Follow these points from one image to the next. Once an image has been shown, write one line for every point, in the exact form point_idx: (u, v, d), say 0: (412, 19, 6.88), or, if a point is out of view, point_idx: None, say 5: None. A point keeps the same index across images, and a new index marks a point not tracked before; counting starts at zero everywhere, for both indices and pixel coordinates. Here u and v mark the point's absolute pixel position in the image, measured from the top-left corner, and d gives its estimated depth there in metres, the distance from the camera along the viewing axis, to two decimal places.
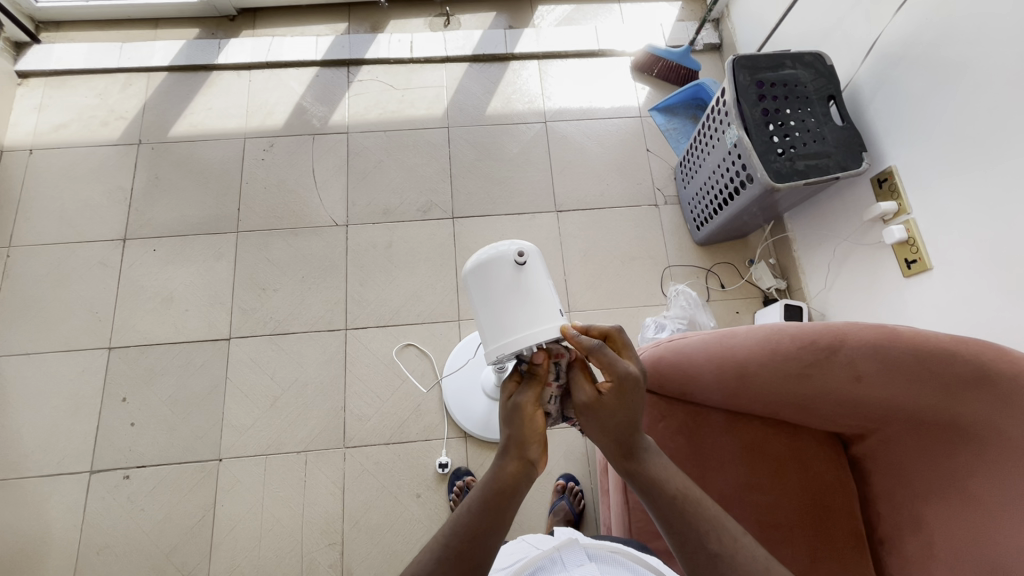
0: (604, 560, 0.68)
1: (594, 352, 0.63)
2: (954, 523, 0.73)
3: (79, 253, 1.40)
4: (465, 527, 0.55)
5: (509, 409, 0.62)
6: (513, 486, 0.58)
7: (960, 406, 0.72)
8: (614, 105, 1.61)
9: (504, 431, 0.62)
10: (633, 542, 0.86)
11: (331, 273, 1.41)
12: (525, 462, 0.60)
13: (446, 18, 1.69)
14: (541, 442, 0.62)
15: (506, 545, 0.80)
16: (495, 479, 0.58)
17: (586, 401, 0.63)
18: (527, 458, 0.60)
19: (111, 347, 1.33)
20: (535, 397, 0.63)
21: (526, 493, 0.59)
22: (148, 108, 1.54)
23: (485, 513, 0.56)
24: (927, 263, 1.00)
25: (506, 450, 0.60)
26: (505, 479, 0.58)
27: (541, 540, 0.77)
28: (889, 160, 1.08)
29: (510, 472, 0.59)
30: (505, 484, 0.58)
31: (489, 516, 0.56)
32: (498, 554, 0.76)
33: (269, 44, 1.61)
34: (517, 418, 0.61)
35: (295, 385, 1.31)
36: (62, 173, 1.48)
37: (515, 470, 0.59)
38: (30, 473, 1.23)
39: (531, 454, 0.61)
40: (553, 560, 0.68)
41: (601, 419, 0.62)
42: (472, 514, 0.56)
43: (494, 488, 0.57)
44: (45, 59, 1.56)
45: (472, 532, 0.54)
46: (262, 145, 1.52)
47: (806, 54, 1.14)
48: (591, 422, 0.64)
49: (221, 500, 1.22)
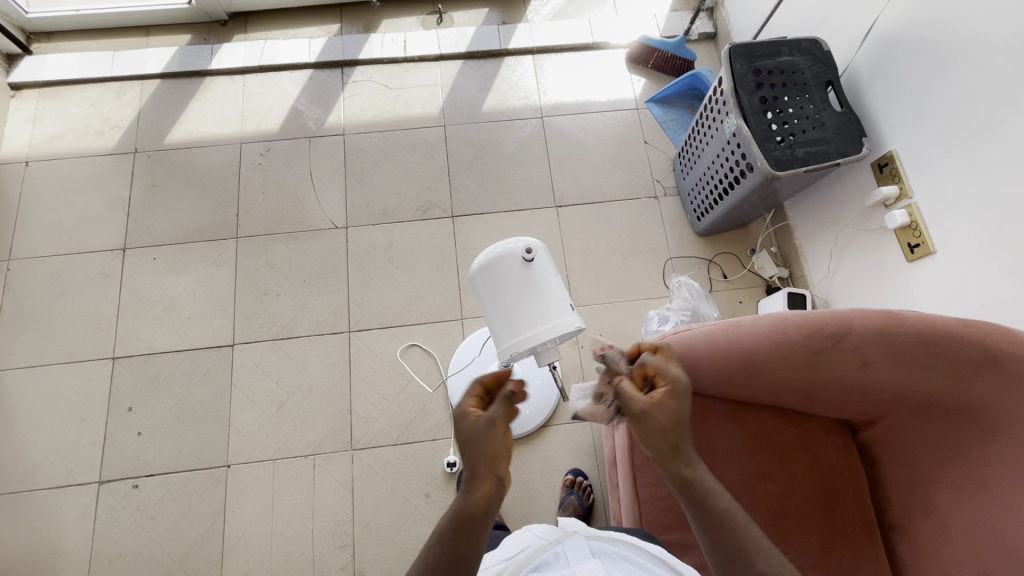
0: (607, 556, 0.65)
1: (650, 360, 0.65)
2: (968, 507, 0.73)
3: (79, 264, 1.40)
4: (438, 557, 0.51)
5: (475, 428, 0.57)
6: (483, 510, 0.54)
7: (968, 388, 0.72)
8: (611, 97, 1.61)
9: (470, 452, 0.56)
10: (639, 531, 0.86)
11: (333, 276, 1.40)
12: (495, 481, 0.55)
13: (439, 16, 1.68)
14: (509, 458, 0.57)
15: (512, 535, 0.79)
16: (464, 504, 0.54)
17: (643, 408, 0.59)
18: (497, 477, 0.56)
19: (115, 357, 1.33)
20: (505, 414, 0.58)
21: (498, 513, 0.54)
22: (142, 116, 1.54)
23: (457, 540, 0.52)
24: (930, 246, 0.99)
25: (474, 475, 0.55)
26: (475, 504, 0.54)
27: (546, 530, 0.76)
28: (889, 144, 1.08)
29: (478, 496, 0.54)
30: (475, 508, 0.54)
31: (461, 544, 0.52)
32: (503, 546, 0.76)
33: (262, 48, 1.60)
34: (485, 437, 0.56)
35: (300, 390, 1.31)
36: (59, 185, 1.47)
37: (486, 493, 0.54)
38: (39, 484, 1.23)
39: (500, 473, 0.56)
40: (556, 555, 0.66)
41: (658, 423, 0.58)
42: (440, 547, 0.52)
43: (463, 514, 0.53)
44: (38, 70, 1.56)
45: (446, 562, 0.51)
46: (259, 149, 1.52)
47: (803, 40, 1.14)
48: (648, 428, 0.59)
49: (231, 506, 1.22)
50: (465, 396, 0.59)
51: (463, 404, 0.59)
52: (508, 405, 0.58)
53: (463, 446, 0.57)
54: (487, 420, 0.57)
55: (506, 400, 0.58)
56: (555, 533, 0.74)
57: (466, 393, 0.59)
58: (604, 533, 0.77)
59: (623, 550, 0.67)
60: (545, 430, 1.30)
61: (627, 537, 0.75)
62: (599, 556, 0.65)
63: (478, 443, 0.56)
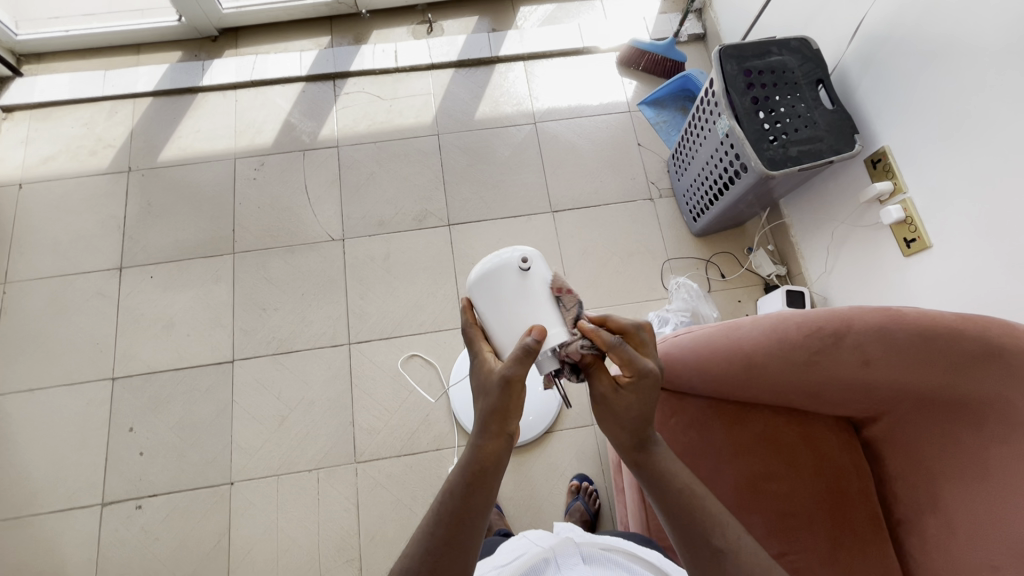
0: (596, 560, 0.71)
1: (614, 348, 0.62)
2: (970, 500, 0.73)
3: (76, 285, 1.40)
4: (449, 512, 0.57)
5: (490, 380, 0.62)
6: (493, 461, 0.59)
7: (970, 383, 0.72)
8: (603, 101, 1.61)
9: (481, 407, 0.61)
10: (638, 536, 0.87)
11: (331, 289, 1.40)
12: (504, 436, 0.60)
13: (429, 25, 1.69)
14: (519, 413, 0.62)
15: (508, 541, 0.82)
16: (474, 459, 0.59)
17: (603, 396, 0.63)
18: (505, 432, 0.60)
19: (115, 377, 1.32)
20: (519, 371, 0.61)
21: (505, 465, 0.60)
22: (135, 134, 1.54)
23: (466, 495, 0.57)
24: (926, 241, 1.00)
25: (484, 429, 0.60)
26: (485, 456, 0.59)
27: (541, 534, 0.79)
28: (881, 140, 1.08)
29: (489, 450, 0.59)
30: (485, 462, 0.59)
31: (470, 496, 0.57)
32: (500, 551, 0.79)
33: (253, 63, 1.60)
34: (496, 393, 0.60)
35: (302, 404, 1.31)
36: (53, 206, 1.47)
37: (495, 448, 0.60)
38: (42, 508, 1.22)
39: (510, 427, 0.61)
40: (548, 562, 0.70)
41: (618, 414, 0.63)
42: (453, 500, 0.57)
43: (472, 469, 0.58)
44: (29, 92, 1.56)
45: (456, 517, 0.56)
46: (253, 164, 1.51)
47: (791, 40, 1.14)
48: (608, 416, 0.64)
49: (235, 523, 1.21)
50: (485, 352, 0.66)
51: (477, 344, 0.68)
52: (523, 361, 0.61)
53: (478, 396, 0.63)
54: (498, 373, 0.61)
55: (519, 356, 0.61)
56: (549, 537, 0.77)
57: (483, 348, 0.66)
58: (600, 536, 0.79)
59: (613, 554, 0.72)
60: (548, 436, 1.29)
61: (621, 541, 0.77)
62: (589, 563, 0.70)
63: (489, 395, 0.61)
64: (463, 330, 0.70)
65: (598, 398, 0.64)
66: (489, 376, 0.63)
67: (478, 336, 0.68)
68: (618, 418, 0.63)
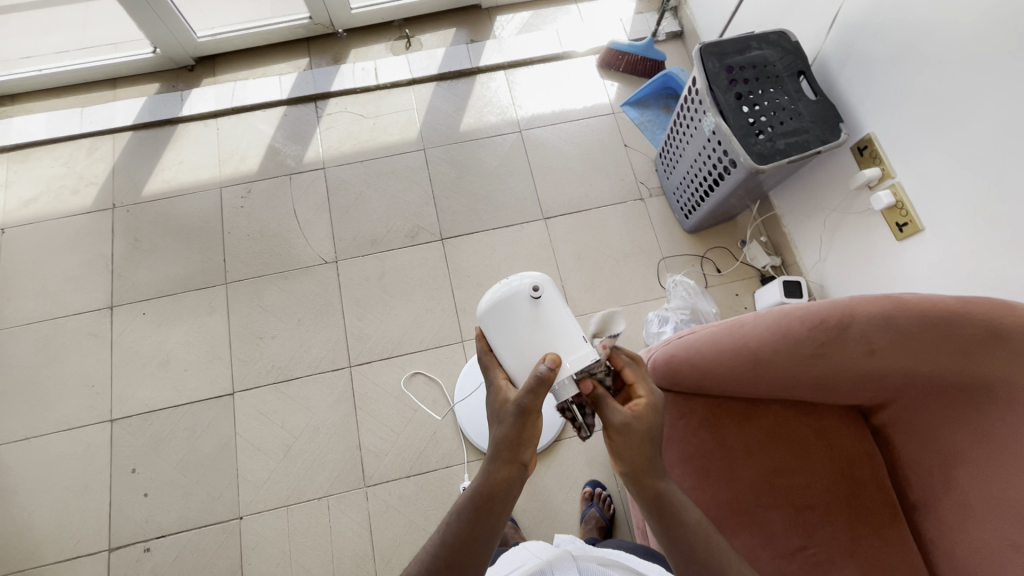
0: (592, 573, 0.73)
1: (631, 370, 0.69)
2: (987, 482, 0.73)
3: (67, 327, 1.37)
4: (453, 535, 0.56)
5: (505, 407, 0.63)
6: (504, 490, 0.58)
7: (975, 365, 0.73)
8: (587, 104, 1.62)
9: (496, 436, 0.61)
10: (640, 549, 0.92)
11: (328, 312, 1.39)
12: (517, 465, 0.60)
13: (407, 40, 1.68)
14: (534, 445, 0.62)
15: (507, 552, 0.85)
16: (485, 484, 0.58)
17: (624, 420, 0.62)
18: (519, 460, 0.60)
19: (113, 419, 1.30)
20: (535, 405, 0.61)
21: (518, 494, 0.59)
22: (117, 169, 1.52)
23: (473, 520, 0.57)
24: (919, 224, 1.00)
25: (497, 454, 0.60)
26: (496, 484, 0.58)
27: (540, 547, 0.82)
28: (867, 127, 1.09)
29: (500, 477, 0.59)
30: (495, 488, 0.58)
31: (480, 522, 0.56)
32: (500, 563, 0.82)
33: (232, 90, 1.59)
34: (514, 423, 0.61)
35: (306, 431, 1.29)
36: (39, 249, 1.44)
37: (507, 475, 0.59)
38: (47, 560, 1.19)
39: (523, 457, 0.61)
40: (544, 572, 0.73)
41: (639, 436, 0.62)
42: (461, 524, 0.56)
43: (482, 493, 0.58)
44: (5, 135, 1.53)
45: (461, 540, 0.55)
46: (239, 192, 1.50)
47: (770, 33, 1.15)
48: (626, 441, 0.62)
49: (247, 559, 1.19)
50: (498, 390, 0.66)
51: (491, 371, 0.71)
52: (536, 390, 0.62)
53: (493, 423, 0.63)
54: (512, 401, 0.62)
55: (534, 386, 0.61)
56: (549, 551, 0.80)
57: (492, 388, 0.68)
58: (599, 552, 0.82)
59: (610, 569, 0.74)
60: (557, 445, 1.28)
61: (621, 556, 0.81)
62: None
63: (502, 422, 0.62)
64: (478, 357, 0.74)
65: (615, 423, 0.63)
66: (504, 404, 0.64)
67: (493, 363, 0.72)
68: (635, 441, 0.62)
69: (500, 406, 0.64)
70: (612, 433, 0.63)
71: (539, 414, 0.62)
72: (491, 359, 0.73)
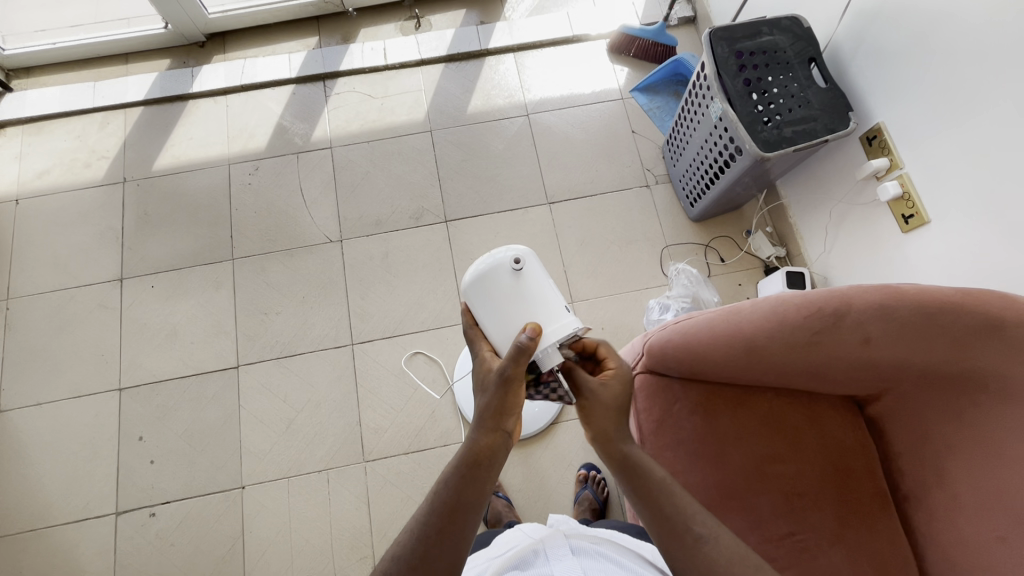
0: (585, 552, 0.72)
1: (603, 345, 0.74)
2: (979, 474, 0.73)
3: (79, 297, 1.40)
4: (443, 502, 0.57)
5: (489, 376, 0.65)
6: (489, 456, 0.61)
7: (973, 357, 0.72)
8: (596, 89, 1.60)
9: (481, 404, 0.64)
10: (633, 529, 0.94)
11: (332, 290, 1.41)
12: (501, 433, 0.63)
13: (417, 21, 1.67)
14: (518, 415, 0.65)
15: (502, 535, 0.87)
16: (470, 450, 0.60)
17: (592, 386, 0.69)
18: (504, 428, 0.63)
19: (122, 387, 1.33)
20: (517, 372, 0.64)
21: (503, 460, 0.61)
22: (129, 144, 1.53)
23: (462, 488, 0.58)
24: (924, 216, 0.99)
25: (480, 423, 0.62)
26: (480, 450, 0.60)
27: (534, 528, 0.84)
28: (876, 117, 1.07)
29: (485, 443, 0.61)
30: (480, 453, 0.60)
31: (468, 488, 0.58)
32: (494, 544, 0.84)
33: (242, 67, 1.60)
34: (498, 391, 0.63)
35: (308, 405, 1.31)
36: (51, 220, 1.47)
37: (491, 442, 0.61)
38: (56, 520, 1.23)
39: (507, 425, 0.63)
40: (537, 552, 0.73)
41: (606, 400, 0.68)
42: (449, 490, 0.58)
43: (469, 460, 0.60)
44: (20, 107, 1.55)
45: (451, 509, 0.56)
46: (247, 169, 1.51)
47: (782, 19, 1.13)
48: (595, 404, 0.68)
49: (249, 526, 1.23)
50: (483, 359, 0.69)
51: (478, 344, 0.73)
52: (517, 358, 0.64)
53: (478, 393, 0.66)
54: (495, 371, 0.65)
55: (515, 354, 0.64)
56: (542, 531, 0.81)
57: (478, 359, 0.71)
58: (592, 532, 0.82)
59: (602, 547, 0.73)
60: (554, 427, 1.30)
61: (616, 535, 0.84)
62: (577, 554, 0.71)
63: (487, 392, 0.64)
64: (464, 331, 0.76)
65: (587, 390, 0.69)
66: (488, 374, 0.66)
67: (478, 336, 0.74)
68: (603, 407, 0.68)
69: (484, 376, 0.67)
70: (585, 398, 0.69)
71: (521, 383, 0.65)
72: (477, 331, 0.75)
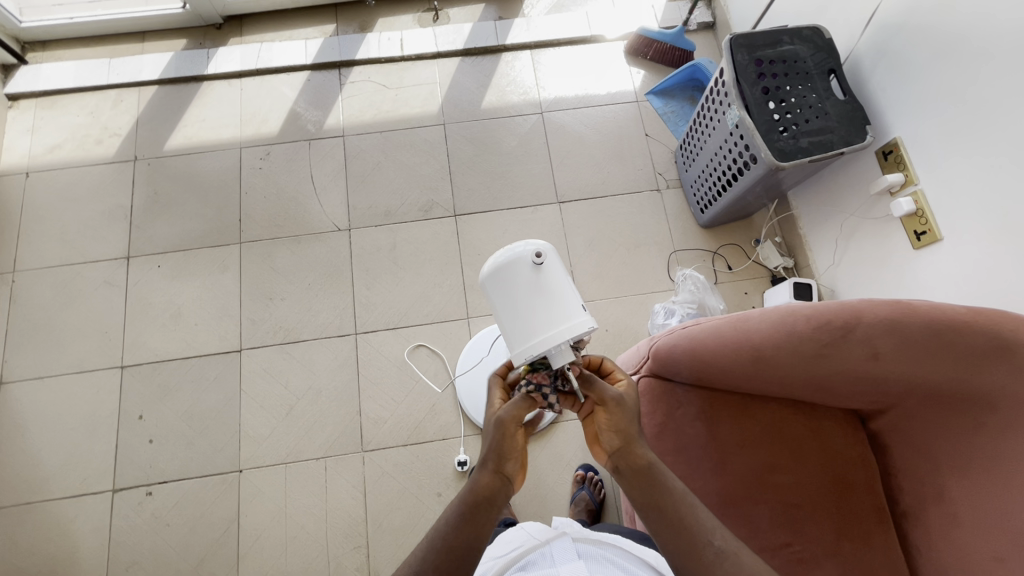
0: (591, 556, 0.72)
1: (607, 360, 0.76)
2: (980, 494, 0.73)
3: (85, 274, 1.40)
4: (443, 541, 0.58)
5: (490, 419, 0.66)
6: (488, 498, 0.60)
7: (980, 377, 0.72)
8: (611, 90, 1.60)
9: (482, 446, 0.64)
10: (634, 534, 0.93)
11: (338, 278, 1.41)
12: (499, 475, 0.62)
13: (435, 13, 1.67)
14: (519, 458, 0.64)
15: (506, 533, 0.87)
16: (470, 491, 0.61)
17: (617, 394, 0.67)
18: (503, 471, 0.63)
19: (124, 365, 1.33)
20: (515, 417, 0.65)
21: (503, 502, 0.61)
22: (141, 122, 1.53)
23: (461, 527, 0.58)
24: (937, 234, 0.99)
25: (480, 464, 0.63)
26: (479, 492, 0.61)
27: (538, 529, 0.84)
28: (894, 131, 1.07)
29: (484, 485, 0.61)
30: (479, 494, 0.60)
31: (466, 529, 0.58)
32: (498, 543, 0.84)
33: (258, 51, 1.59)
34: (497, 434, 0.64)
35: (309, 392, 1.32)
36: (61, 195, 1.47)
37: (490, 483, 0.61)
38: (53, 495, 1.24)
39: (506, 468, 0.63)
40: (543, 553, 0.73)
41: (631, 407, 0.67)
42: (448, 531, 0.58)
43: (469, 501, 0.60)
44: (34, 80, 1.55)
45: (448, 547, 0.57)
46: (259, 153, 1.51)
47: (804, 28, 1.13)
48: (621, 412, 0.66)
49: (244, 510, 1.23)
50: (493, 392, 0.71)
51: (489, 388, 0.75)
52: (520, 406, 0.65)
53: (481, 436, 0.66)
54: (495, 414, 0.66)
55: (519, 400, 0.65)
56: (546, 531, 0.81)
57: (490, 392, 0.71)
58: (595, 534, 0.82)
59: (608, 551, 0.73)
60: (554, 427, 1.30)
61: (620, 540, 0.81)
62: (583, 557, 0.71)
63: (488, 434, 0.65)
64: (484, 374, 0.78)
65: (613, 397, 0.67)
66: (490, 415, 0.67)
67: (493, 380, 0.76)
68: (628, 414, 0.67)
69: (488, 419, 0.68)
70: (609, 406, 0.66)
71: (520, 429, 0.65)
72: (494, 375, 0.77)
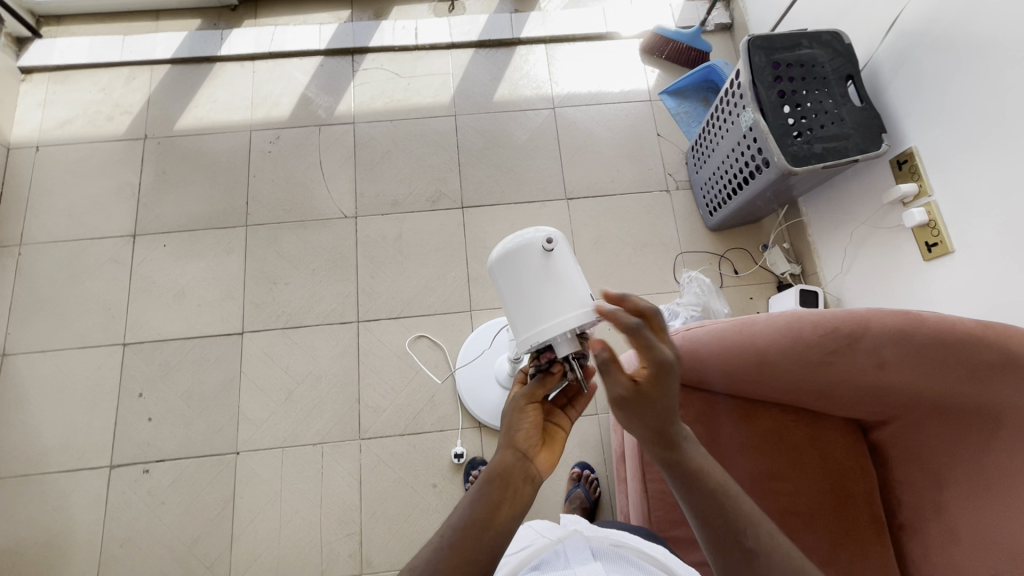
0: (606, 556, 0.71)
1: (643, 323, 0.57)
2: (979, 509, 0.73)
3: (91, 250, 1.41)
4: (463, 518, 0.54)
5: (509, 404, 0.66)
6: (515, 471, 0.58)
7: (987, 392, 0.71)
8: (624, 88, 1.59)
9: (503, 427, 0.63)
10: (641, 529, 0.89)
11: (342, 265, 1.40)
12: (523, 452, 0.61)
13: (451, 3, 1.66)
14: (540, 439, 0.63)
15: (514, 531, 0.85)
16: (496, 466, 0.58)
17: (622, 395, 0.57)
18: (526, 449, 0.61)
19: (126, 343, 1.34)
20: (532, 396, 0.66)
21: (529, 478, 0.58)
22: (152, 101, 1.53)
23: (487, 500, 0.55)
24: (949, 246, 0.98)
25: (503, 442, 0.61)
26: (504, 466, 0.58)
27: (547, 526, 0.82)
28: (910, 141, 1.06)
29: (509, 461, 0.59)
30: (507, 468, 0.58)
31: (496, 505, 0.55)
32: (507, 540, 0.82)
33: (272, 34, 1.58)
34: (517, 413, 0.63)
35: (309, 378, 1.32)
36: (70, 170, 1.47)
37: (515, 458, 0.59)
38: (50, 468, 1.24)
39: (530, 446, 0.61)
40: (557, 553, 0.73)
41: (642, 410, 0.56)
42: (471, 507, 0.55)
43: (493, 476, 0.57)
44: (48, 54, 1.55)
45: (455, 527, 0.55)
46: (268, 137, 1.51)
47: (823, 32, 1.11)
48: (629, 412, 0.58)
49: (240, 492, 1.23)
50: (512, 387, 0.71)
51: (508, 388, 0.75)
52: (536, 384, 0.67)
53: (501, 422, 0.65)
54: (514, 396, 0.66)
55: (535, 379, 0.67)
56: (556, 530, 0.80)
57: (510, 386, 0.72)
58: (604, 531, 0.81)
59: (622, 550, 0.72)
60: None
61: (627, 536, 0.79)
62: (599, 558, 0.70)
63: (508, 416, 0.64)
64: None
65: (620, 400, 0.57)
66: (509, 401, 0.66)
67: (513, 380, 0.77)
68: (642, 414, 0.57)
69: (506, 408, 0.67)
70: (616, 406, 0.58)
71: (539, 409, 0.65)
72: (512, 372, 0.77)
